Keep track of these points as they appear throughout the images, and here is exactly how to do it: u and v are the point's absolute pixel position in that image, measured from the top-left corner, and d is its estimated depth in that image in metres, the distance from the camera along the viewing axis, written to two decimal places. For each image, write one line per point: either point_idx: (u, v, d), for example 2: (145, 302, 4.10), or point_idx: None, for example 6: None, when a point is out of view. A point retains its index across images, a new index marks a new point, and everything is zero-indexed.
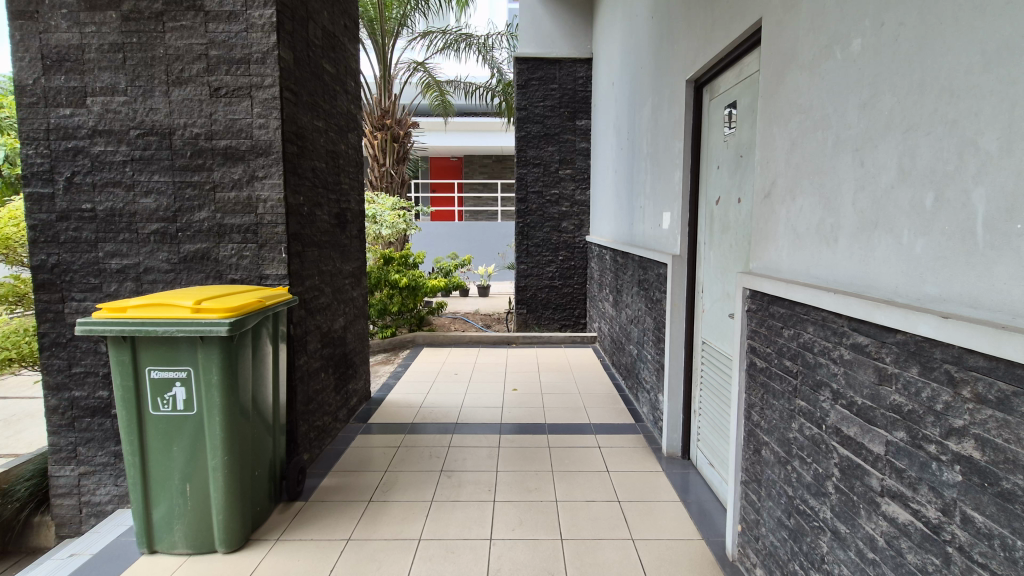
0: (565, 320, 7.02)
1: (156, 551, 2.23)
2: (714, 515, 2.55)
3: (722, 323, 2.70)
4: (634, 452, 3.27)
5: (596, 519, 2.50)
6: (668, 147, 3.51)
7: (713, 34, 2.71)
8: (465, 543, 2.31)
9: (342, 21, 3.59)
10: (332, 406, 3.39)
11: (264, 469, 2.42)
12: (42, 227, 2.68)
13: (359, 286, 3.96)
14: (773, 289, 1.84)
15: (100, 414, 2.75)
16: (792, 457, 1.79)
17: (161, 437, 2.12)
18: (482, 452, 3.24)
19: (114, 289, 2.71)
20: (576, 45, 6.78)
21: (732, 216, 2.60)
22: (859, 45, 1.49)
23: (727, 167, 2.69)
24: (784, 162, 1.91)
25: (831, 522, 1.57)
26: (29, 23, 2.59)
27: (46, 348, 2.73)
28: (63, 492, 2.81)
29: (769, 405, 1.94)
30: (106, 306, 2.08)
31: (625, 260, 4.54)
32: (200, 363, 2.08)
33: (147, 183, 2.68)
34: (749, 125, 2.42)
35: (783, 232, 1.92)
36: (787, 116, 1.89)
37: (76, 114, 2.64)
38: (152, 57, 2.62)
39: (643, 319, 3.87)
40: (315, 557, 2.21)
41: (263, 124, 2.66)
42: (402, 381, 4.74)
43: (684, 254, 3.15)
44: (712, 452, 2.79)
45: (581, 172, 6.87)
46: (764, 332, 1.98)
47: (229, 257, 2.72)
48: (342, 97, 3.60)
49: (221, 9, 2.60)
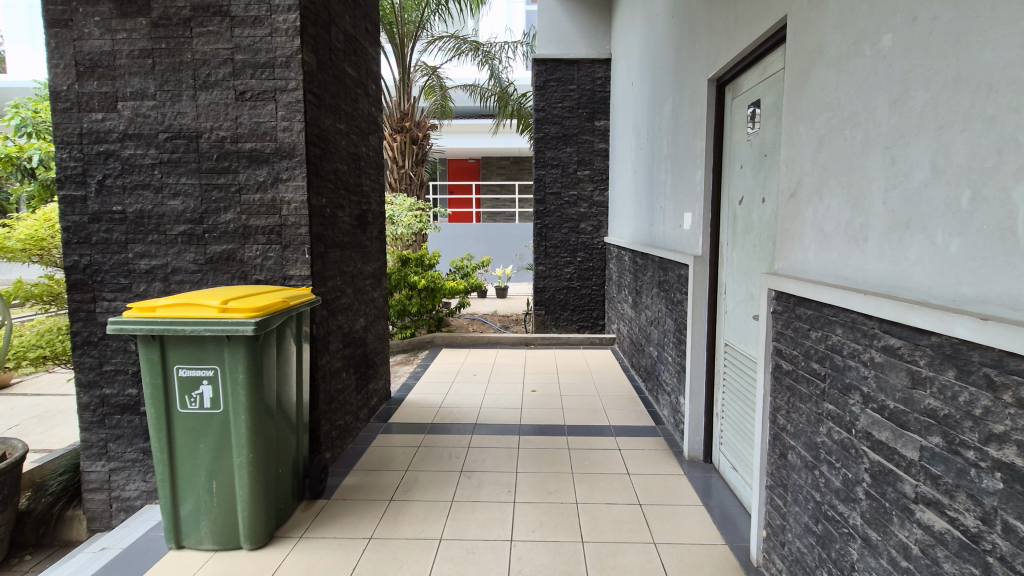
0: (583, 322, 6.99)
1: (183, 547, 2.27)
2: (738, 520, 2.51)
3: (745, 325, 2.66)
4: (655, 455, 3.24)
5: (617, 522, 2.48)
6: (689, 147, 3.47)
7: (736, 32, 2.68)
8: (485, 544, 2.30)
9: (363, 25, 3.63)
10: (353, 406, 3.42)
11: (288, 468, 2.45)
12: (75, 228, 2.75)
13: (380, 286, 3.99)
14: (801, 291, 1.80)
15: (129, 412, 2.82)
16: (820, 462, 1.75)
17: (188, 435, 2.17)
18: (502, 453, 3.25)
19: (142, 289, 2.78)
20: (594, 45, 6.75)
21: (756, 216, 2.56)
22: (890, 41, 1.45)
23: (750, 167, 2.65)
24: (810, 161, 1.87)
25: (861, 529, 1.53)
26: (64, 31, 2.67)
27: (78, 347, 2.81)
28: (94, 486, 2.87)
29: (796, 408, 1.90)
30: (136, 306, 2.13)
31: (645, 261, 4.50)
32: (226, 362, 2.12)
33: (175, 185, 2.74)
34: (774, 124, 2.38)
35: (809, 232, 1.88)
36: (814, 114, 1.85)
37: (108, 118, 2.71)
38: (180, 62, 2.68)
39: (663, 321, 3.84)
40: (337, 556, 2.22)
41: (287, 127, 2.70)
42: (422, 382, 4.77)
43: (705, 254, 3.12)
44: (736, 455, 2.74)
45: (600, 174, 6.84)
46: (790, 334, 1.94)
47: (254, 258, 2.76)
48: (363, 100, 3.63)
49: (246, 14, 2.64)
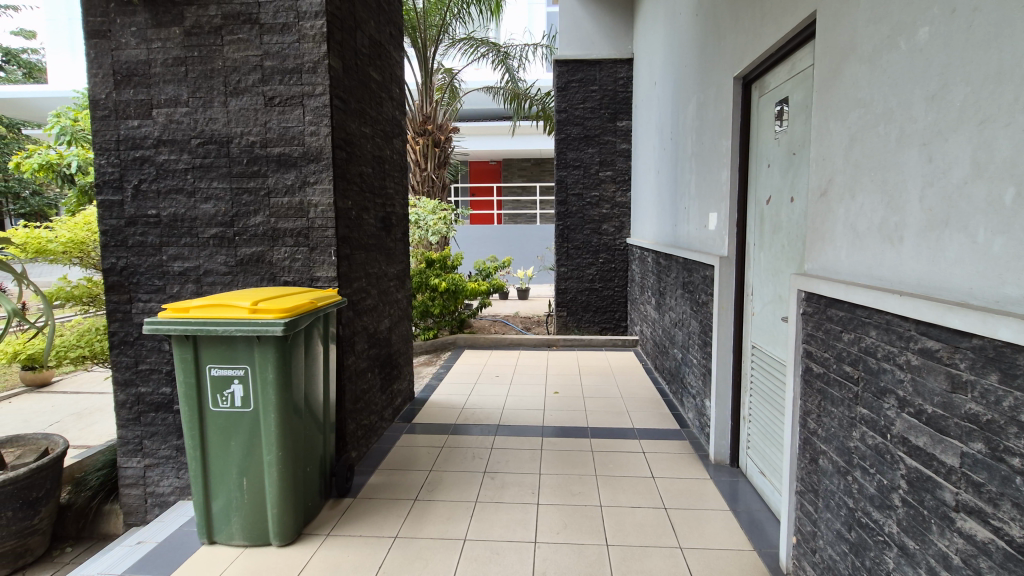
0: (605, 323, 6.94)
1: (214, 542, 2.32)
2: (766, 525, 2.46)
3: (774, 326, 2.61)
4: (681, 458, 3.20)
5: (642, 526, 2.45)
6: (714, 146, 3.42)
7: (762, 30, 2.64)
8: (509, 545, 2.31)
9: (388, 30, 3.68)
10: (378, 406, 3.47)
11: (315, 466, 2.49)
12: (112, 232, 2.85)
13: (404, 288, 4.03)
14: (832, 292, 1.76)
15: (163, 410, 2.90)
16: (853, 468, 1.70)
17: (220, 432, 2.22)
18: (525, 454, 3.24)
19: (176, 290, 2.86)
20: (616, 45, 6.72)
21: (785, 215, 2.51)
22: (927, 34, 1.41)
23: (778, 165, 2.60)
24: (842, 159, 1.83)
25: (898, 537, 1.49)
26: (102, 41, 2.77)
27: (115, 346, 2.90)
28: (130, 482, 2.96)
29: (827, 412, 1.86)
30: (170, 307, 2.19)
31: (668, 262, 4.45)
32: (256, 362, 2.16)
33: (207, 190, 2.81)
34: (803, 121, 2.34)
35: (841, 231, 1.84)
36: (845, 110, 1.81)
37: (143, 125, 2.80)
38: (212, 69, 2.75)
39: (688, 322, 3.79)
40: (363, 555, 2.25)
41: (314, 131, 2.75)
42: (445, 382, 4.80)
43: (732, 255, 3.07)
44: (764, 460, 2.69)
45: (622, 174, 6.80)
46: (821, 336, 1.89)
47: (283, 260, 2.82)
48: (388, 103, 3.68)
49: (275, 21, 2.70)
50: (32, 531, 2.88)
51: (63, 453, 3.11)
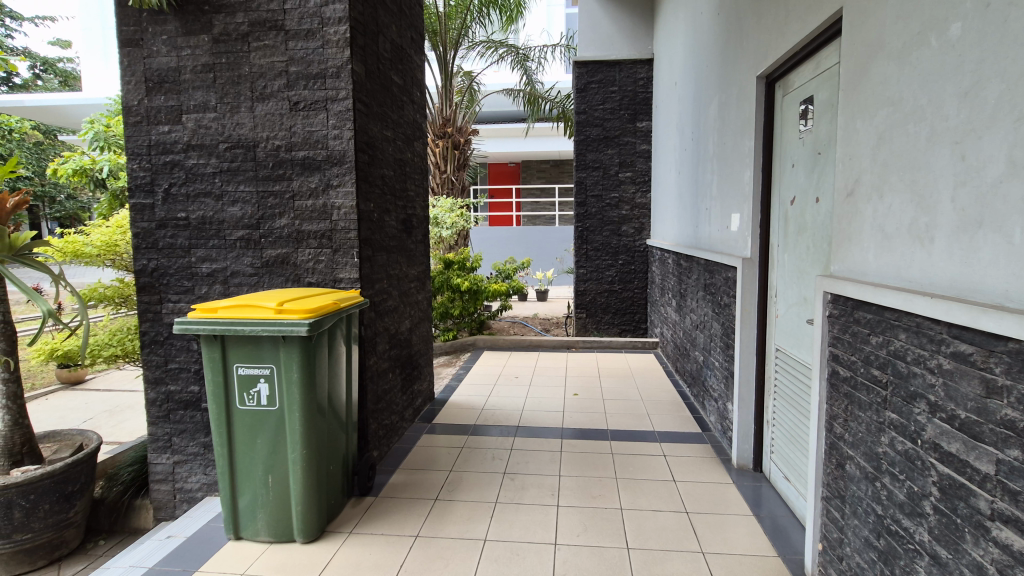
0: (625, 325, 6.90)
1: (240, 538, 2.37)
2: (791, 531, 2.41)
3: (798, 329, 2.57)
4: (703, 462, 3.16)
5: (663, 529, 2.43)
6: (736, 146, 3.38)
7: (787, 27, 2.60)
8: (529, 546, 2.31)
9: (409, 34, 3.72)
10: (399, 406, 3.50)
11: (338, 465, 2.53)
12: (143, 234, 2.93)
13: (424, 289, 4.06)
14: (859, 294, 1.73)
15: (192, 408, 2.97)
16: (882, 474, 1.67)
17: (247, 429, 2.27)
18: (545, 456, 3.24)
19: (204, 291, 2.93)
20: (636, 45, 6.68)
21: (810, 215, 2.46)
22: (959, 30, 1.38)
23: (802, 165, 2.56)
24: (869, 158, 1.79)
25: (930, 546, 1.45)
26: (135, 50, 2.86)
27: (146, 345, 2.98)
28: (159, 478, 3.04)
29: (854, 417, 1.82)
30: (199, 307, 2.25)
31: (690, 263, 4.40)
32: (281, 361, 2.20)
33: (234, 193, 2.88)
34: (828, 120, 2.29)
35: (867, 232, 1.80)
36: (872, 109, 1.78)
37: (173, 130, 2.88)
38: (239, 75, 2.82)
39: (709, 324, 3.74)
40: (385, 553, 2.27)
41: (338, 135, 2.79)
42: (464, 383, 4.82)
43: (755, 257, 3.02)
44: (788, 464, 2.65)
45: (642, 175, 6.76)
46: (848, 339, 1.85)
47: (307, 262, 2.87)
48: (409, 107, 3.72)
49: (300, 27, 2.76)
50: (68, 524, 2.97)
51: (94, 447, 3.20)
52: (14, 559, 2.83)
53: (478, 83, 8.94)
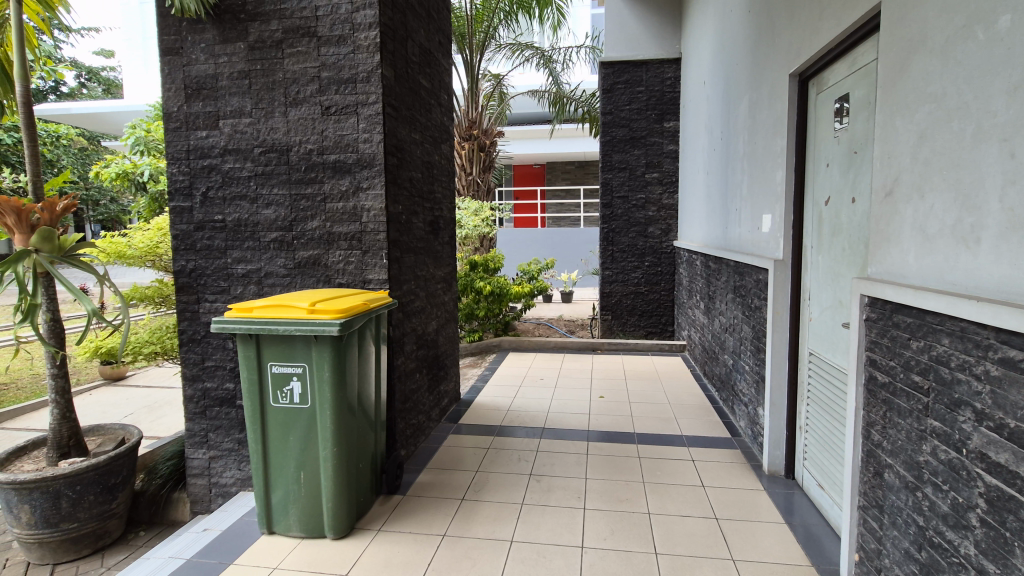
0: (651, 327, 6.82)
1: (273, 533, 2.43)
2: (825, 541, 2.35)
3: (833, 333, 2.50)
4: (732, 467, 3.11)
5: (692, 535, 2.40)
6: (768, 145, 3.31)
7: (821, 23, 2.54)
8: (556, 549, 2.30)
9: (437, 38, 3.76)
10: (426, 406, 3.54)
11: (367, 463, 2.57)
12: (182, 236, 3.02)
13: (450, 290, 4.10)
14: (898, 296, 1.67)
15: (227, 404, 3.06)
16: (923, 484, 1.61)
17: (280, 426, 2.32)
18: (571, 458, 3.23)
19: (239, 291, 3.01)
20: (663, 45, 6.61)
21: (845, 216, 2.40)
22: (1007, 24, 1.33)
23: (838, 164, 2.49)
24: (909, 157, 1.73)
25: (976, 560, 1.40)
26: (175, 58, 2.96)
27: (184, 343, 3.08)
28: (196, 472, 3.14)
29: (893, 424, 1.77)
30: (235, 307, 2.31)
31: (719, 265, 4.33)
32: (313, 360, 2.25)
33: (269, 196, 2.96)
34: (865, 118, 2.23)
35: (907, 233, 1.74)
36: (913, 106, 1.72)
37: (211, 135, 2.97)
38: (274, 81, 2.90)
39: (739, 327, 3.67)
40: (413, 551, 2.30)
41: (368, 139, 2.84)
42: (490, 384, 4.84)
43: (787, 259, 2.96)
44: (822, 471, 2.58)
45: (669, 176, 6.68)
46: (886, 343, 1.80)
47: (338, 263, 2.93)
48: (436, 110, 3.76)
49: (331, 33, 2.82)
50: (111, 515, 3.08)
51: (132, 441, 3.30)
52: (62, 547, 2.96)
53: (505, 85, 8.98)
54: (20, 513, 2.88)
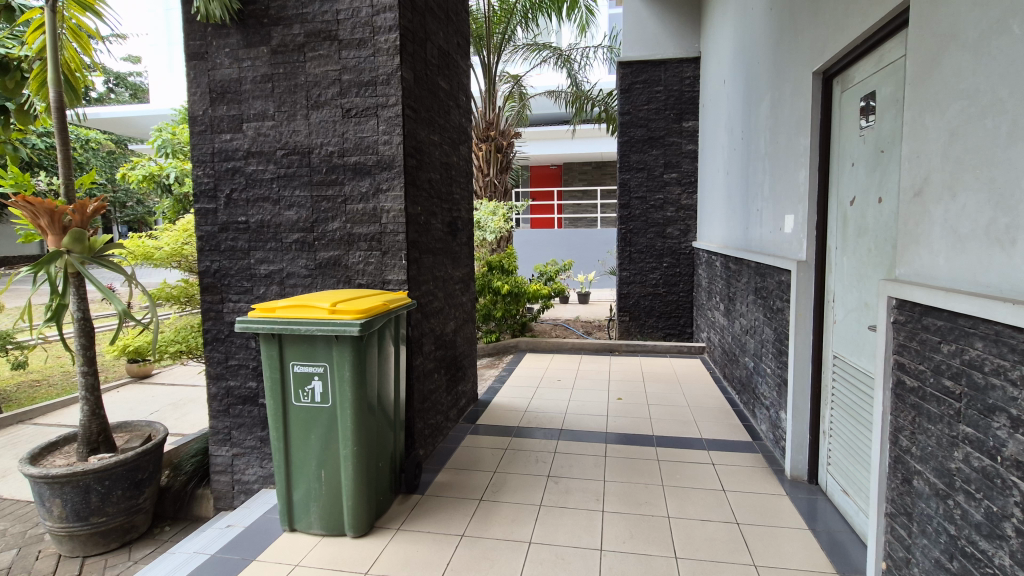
0: (670, 329, 6.76)
1: (294, 530, 2.46)
2: (850, 548, 2.30)
3: (859, 336, 2.45)
4: (753, 471, 3.06)
5: (713, 540, 2.37)
6: (790, 144, 3.25)
7: (847, 20, 2.49)
8: (575, 551, 2.29)
9: (456, 40, 3.78)
10: (444, 406, 3.55)
11: (387, 463, 2.59)
12: (207, 237, 3.08)
13: (468, 291, 4.11)
14: (928, 299, 1.63)
15: (249, 402, 3.11)
16: (955, 492, 1.57)
17: (302, 425, 2.35)
18: (589, 460, 3.21)
19: (262, 291, 3.06)
20: (683, 44, 6.55)
21: (871, 217, 2.35)
22: None
23: (863, 163, 2.44)
24: (940, 155, 1.69)
25: (1011, 571, 1.35)
26: (200, 63, 3.01)
27: (208, 342, 3.14)
28: (219, 469, 3.19)
29: (923, 429, 1.72)
30: (259, 307, 2.35)
31: (739, 266, 4.28)
32: (334, 360, 2.27)
33: (291, 198, 3.00)
34: (892, 116, 2.18)
35: (937, 234, 1.70)
36: (944, 103, 1.68)
37: (235, 138, 3.02)
38: (296, 84, 2.94)
39: (761, 330, 3.61)
40: (432, 550, 2.31)
41: (387, 140, 2.87)
42: (507, 385, 4.84)
43: (811, 260, 2.90)
44: (847, 477, 2.53)
45: (688, 176, 6.62)
46: (915, 347, 1.75)
47: (358, 264, 2.96)
48: (455, 111, 3.77)
49: (352, 37, 2.85)
50: (138, 510, 3.15)
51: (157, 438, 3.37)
52: (91, 540, 3.04)
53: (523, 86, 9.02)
54: (52, 506, 2.96)
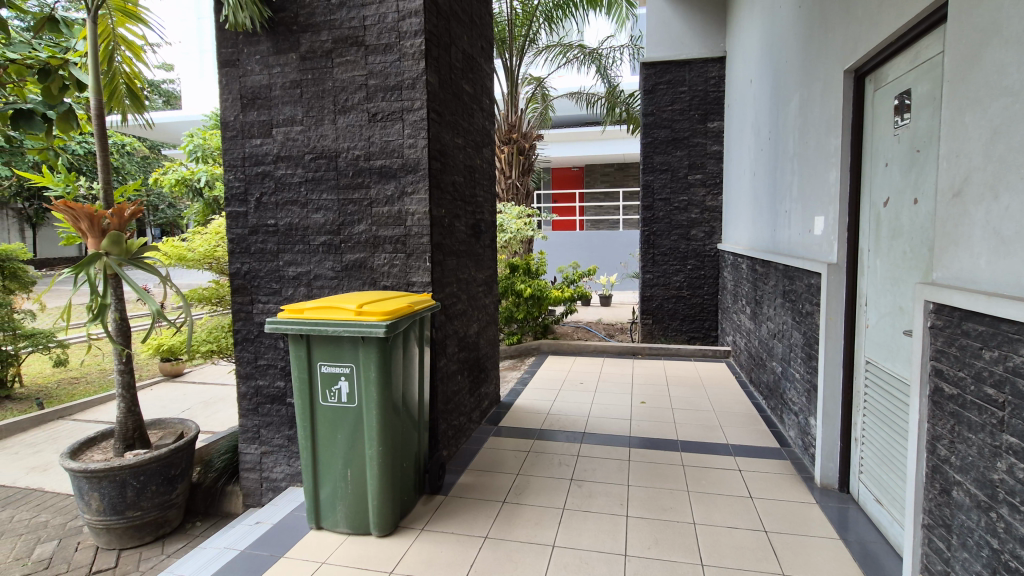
0: (694, 332, 6.67)
1: (321, 528, 2.49)
2: (884, 559, 2.23)
3: (892, 341, 2.38)
4: (782, 478, 3.00)
5: (740, 547, 2.33)
6: (820, 144, 3.18)
7: (881, 16, 2.42)
8: (599, 556, 2.28)
9: (480, 43, 3.81)
10: (467, 408, 3.57)
11: (411, 463, 2.62)
12: (238, 240, 3.16)
13: (491, 293, 4.12)
14: (967, 303, 1.58)
15: (277, 402, 3.17)
16: (998, 504, 1.51)
17: (329, 424, 2.39)
18: (612, 465, 3.19)
19: (290, 293, 3.12)
20: (708, 44, 6.48)
21: (907, 218, 2.28)
22: None
23: (898, 163, 2.37)
24: (982, 154, 1.63)
25: None
26: (232, 70, 3.09)
27: (239, 342, 3.22)
28: (249, 466, 3.26)
29: (963, 438, 1.66)
30: (287, 308, 2.39)
31: (766, 269, 4.20)
32: (360, 361, 2.30)
33: (318, 201, 3.05)
34: (929, 114, 2.12)
35: (978, 236, 1.64)
36: (985, 101, 1.62)
37: (265, 142, 3.09)
38: (323, 90, 2.99)
39: (789, 334, 3.54)
40: (456, 551, 2.32)
41: (412, 144, 2.90)
42: (530, 387, 4.83)
43: (842, 263, 2.84)
44: (881, 486, 2.45)
45: (713, 177, 6.52)
46: (954, 353, 1.69)
47: (383, 265, 3.00)
48: (479, 114, 3.80)
49: (378, 42, 2.89)
50: (170, 505, 3.24)
51: (189, 436, 3.44)
52: (127, 534, 3.13)
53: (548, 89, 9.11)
54: (90, 500, 3.06)
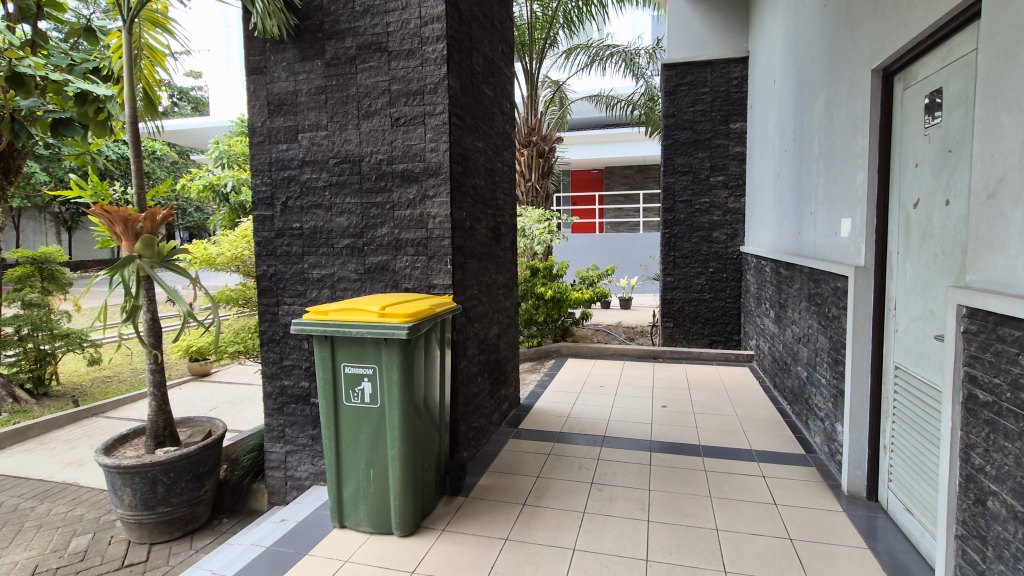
0: (716, 336, 6.58)
1: (344, 527, 2.53)
2: (915, 571, 2.17)
3: (923, 346, 2.32)
4: (807, 485, 2.94)
5: (764, 555, 2.29)
6: (847, 144, 3.12)
7: (911, 13, 2.37)
8: (619, 560, 2.26)
9: (500, 47, 3.83)
10: (487, 410, 3.58)
11: (432, 464, 2.64)
12: (264, 243, 3.23)
13: (511, 295, 4.13)
14: (1003, 307, 1.54)
15: (302, 402, 3.23)
16: None
17: (352, 424, 2.42)
18: (633, 469, 3.17)
19: (314, 295, 3.17)
20: (730, 44, 6.41)
21: (937, 220, 2.23)
22: None
23: (929, 163, 2.32)
24: (1018, 154, 1.58)
25: None
26: (260, 77, 3.17)
27: (265, 343, 3.29)
28: (274, 465, 3.33)
29: (999, 447, 1.61)
30: (312, 310, 2.44)
31: (791, 272, 4.13)
32: (383, 362, 2.33)
33: (342, 205, 3.11)
34: (962, 112, 2.06)
35: (1014, 238, 1.59)
36: (1020, 99, 1.58)
37: (291, 148, 3.15)
38: (347, 96, 3.05)
39: (815, 338, 3.47)
40: (476, 552, 2.33)
41: (434, 148, 2.93)
42: (549, 390, 4.81)
43: (870, 265, 2.77)
44: (911, 495, 2.39)
45: (736, 179, 6.44)
46: (989, 359, 1.64)
47: (405, 268, 3.04)
48: (499, 117, 3.82)
49: (401, 48, 2.93)
50: (199, 501, 3.32)
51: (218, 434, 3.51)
52: (157, 529, 3.22)
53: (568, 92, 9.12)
54: (123, 495, 3.14)
